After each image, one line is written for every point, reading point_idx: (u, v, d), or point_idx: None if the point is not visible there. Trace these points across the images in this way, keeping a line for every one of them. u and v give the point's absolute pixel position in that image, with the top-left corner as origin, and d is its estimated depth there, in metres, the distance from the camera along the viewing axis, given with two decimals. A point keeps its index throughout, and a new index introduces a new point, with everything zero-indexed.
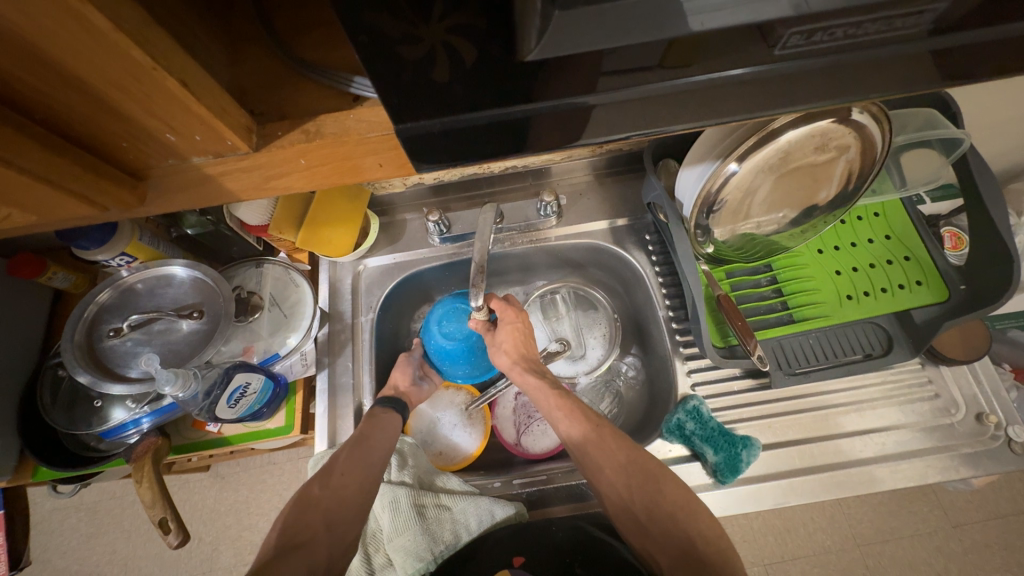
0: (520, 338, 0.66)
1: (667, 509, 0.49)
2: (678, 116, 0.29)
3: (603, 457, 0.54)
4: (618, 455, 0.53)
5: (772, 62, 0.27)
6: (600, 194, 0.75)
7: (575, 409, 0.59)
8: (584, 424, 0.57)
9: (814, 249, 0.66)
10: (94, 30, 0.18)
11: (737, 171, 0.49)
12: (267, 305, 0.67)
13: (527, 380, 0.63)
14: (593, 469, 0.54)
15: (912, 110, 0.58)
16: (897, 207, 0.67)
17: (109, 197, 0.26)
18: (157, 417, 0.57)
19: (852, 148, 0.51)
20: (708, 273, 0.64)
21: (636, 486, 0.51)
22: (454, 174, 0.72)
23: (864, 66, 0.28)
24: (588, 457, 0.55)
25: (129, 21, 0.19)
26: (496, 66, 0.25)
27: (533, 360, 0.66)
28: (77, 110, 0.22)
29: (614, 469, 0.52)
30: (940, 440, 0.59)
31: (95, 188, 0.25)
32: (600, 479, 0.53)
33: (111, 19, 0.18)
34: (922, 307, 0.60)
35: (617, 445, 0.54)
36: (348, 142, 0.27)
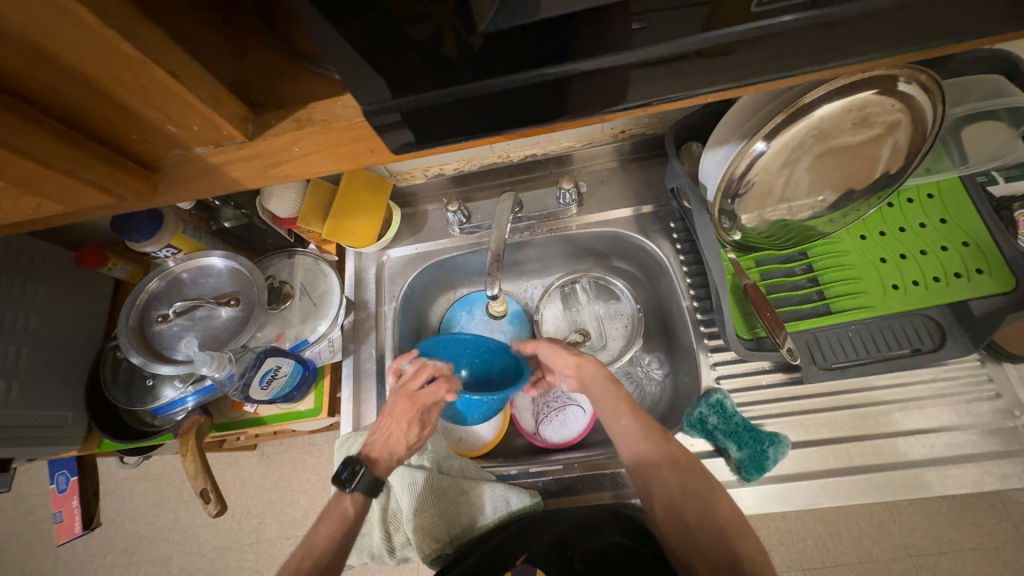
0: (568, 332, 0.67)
1: (717, 520, 0.48)
2: (688, 82, 0.28)
3: (660, 459, 0.52)
4: (676, 456, 0.52)
5: (749, 22, 0.25)
6: (623, 181, 0.73)
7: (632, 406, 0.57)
8: (645, 427, 0.54)
9: (856, 235, 0.61)
10: (85, 28, 0.19)
11: (765, 151, 0.46)
12: (298, 294, 0.71)
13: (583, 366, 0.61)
14: (644, 468, 0.52)
15: (975, 78, 0.53)
16: (960, 186, 0.60)
17: (127, 189, 0.28)
18: (201, 397, 0.62)
19: (899, 122, 0.46)
20: (734, 261, 0.61)
21: (689, 491, 0.50)
22: (474, 164, 0.73)
23: (896, 18, 0.25)
24: (644, 455, 0.53)
25: (116, 16, 0.20)
26: (499, 38, 0.24)
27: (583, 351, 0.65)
28: (86, 104, 0.24)
29: (671, 474, 0.51)
30: (1001, 444, 0.54)
31: (110, 179, 0.27)
32: (654, 479, 0.52)
33: (100, 14, 0.19)
34: (983, 299, 0.55)
35: (678, 450, 0.53)
36: (337, 129, 0.28)
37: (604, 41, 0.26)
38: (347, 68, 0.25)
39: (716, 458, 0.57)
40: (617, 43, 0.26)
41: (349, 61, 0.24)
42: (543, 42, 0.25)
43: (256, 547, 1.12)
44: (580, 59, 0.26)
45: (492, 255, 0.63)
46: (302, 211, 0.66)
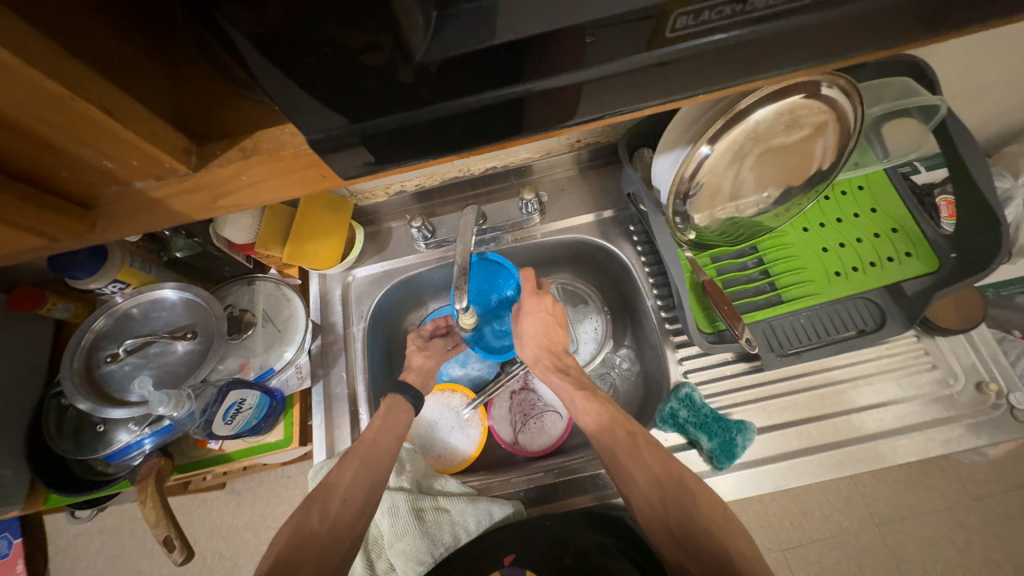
0: (550, 331, 0.67)
1: (703, 524, 0.48)
2: (619, 99, 0.29)
3: (637, 468, 0.53)
4: (652, 460, 0.53)
5: (669, 46, 0.27)
6: (583, 188, 0.75)
7: (606, 409, 0.59)
8: (613, 425, 0.57)
9: (799, 227, 0.66)
10: (3, 66, 0.19)
11: (710, 154, 0.49)
12: (260, 322, 0.68)
13: (552, 378, 0.64)
14: (624, 478, 0.53)
15: (887, 81, 0.57)
16: (881, 177, 0.66)
17: (58, 227, 0.27)
18: (159, 438, 0.59)
19: (826, 123, 0.50)
20: (691, 259, 0.64)
21: (669, 496, 0.51)
22: (436, 178, 0.73)
23: (812, 31, 0.28)
24: (619, 464, 0.54)
25: (35, 54, 0.19)
26: (447, 62, 0.25)
27: (559, 355, 0.67)
28: (8, 143, 0.23)
29: (648, 479, 0.52)
30: (942, 411, 0.58)
31: (40, 219, 0.26)
32: (636, 488, 0.53)
33: (19, 54, 0.19)
34: (913, 279, 0.59)
35: (649, 454, 0.54)
36: (286, 156, 0.28)
37: (551, 62, 0.27)
38: (294, 95, 0.24)
39: (689, 451, 0.59)
40: (555, 63, 0.27)
41: (299, 89, 0.24)
42: (494, 64, 0.26)
43: None
44: (524, 80, 0.27)
45: (458, 268, 0.63)
46: (259, 236, 0.65)
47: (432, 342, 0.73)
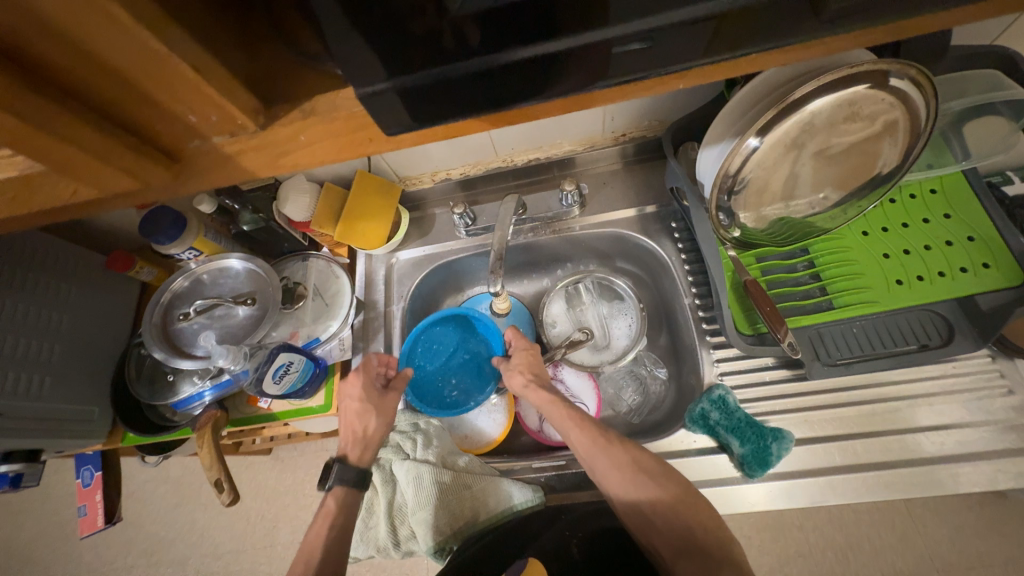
0: (533, 359, 0.65)
1: (674, 508, 0.50)
2: (657, 64, 0.28)
3: (612, 463, 0.54)
4: (625, 454, 0.54)
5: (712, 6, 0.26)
6: (625, 182, 0.75)
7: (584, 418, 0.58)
8: (594, 435, 0.56)
9: (858, 231, 0.61)
10: (114, 19, 0.22)
11: (758, 146, 0.47)
12: (311, 295, 0.74)
13: (542, 396, 0.61)
14: (603, 475, 0.54)
15: (969, 73, 0.52)
16: (961, 181, 0.60)
17: (150, 175, 0.30)
18: (218, 392, 0.64)
19: (893, 113, 0.46)
20: (733, 258, 0.61)
21: (636, 490, 0.52)
22: (480, 168, 0.77)
23: None
24: (594, 460, 0.55)
25: (141, 9, 0.23)
26: (494, 28, 0.26)
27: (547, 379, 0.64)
28: (116, 97, 0.27)
29: (623, 475, 0.53)
30: (1017, 442, 0.52)
31: (136, 164, 0.29)
32: (612, 487, 0.53)
33: (128, 8, 0.22)
34: (989, 294, 0.54)
35: (622, 449, 0.54)
36: (339, 118, 0.30)
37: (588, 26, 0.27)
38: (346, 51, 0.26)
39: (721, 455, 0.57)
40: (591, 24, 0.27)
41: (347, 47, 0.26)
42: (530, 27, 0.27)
43: (270, 550, 1.14)
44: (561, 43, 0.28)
45: (494, 254, 0.65)
46: (315, 215, 0.70)
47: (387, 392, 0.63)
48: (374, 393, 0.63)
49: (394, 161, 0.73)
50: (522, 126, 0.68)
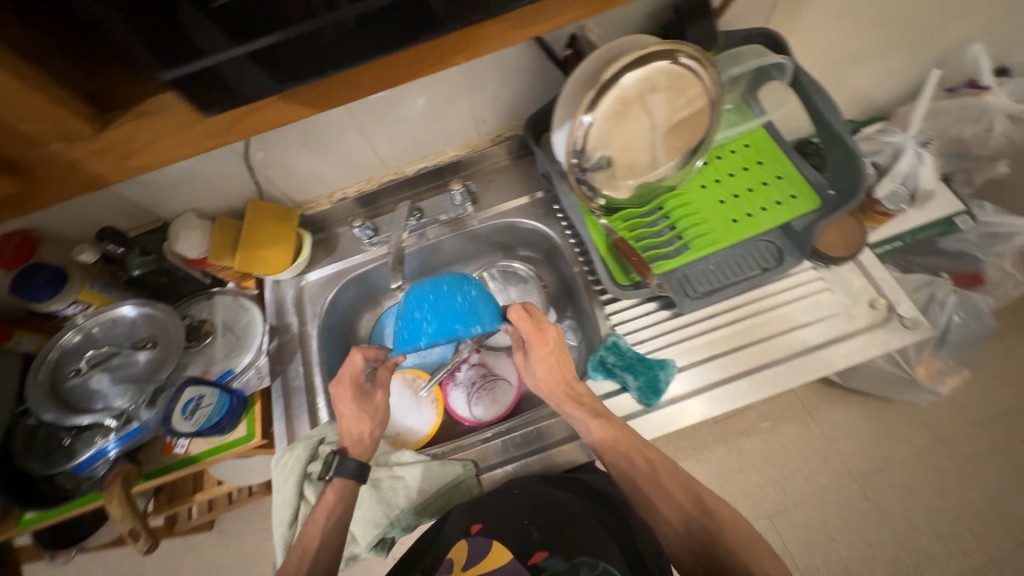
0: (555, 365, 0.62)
1: (726, 551, 0.51)
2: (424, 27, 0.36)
3: (664, 502, 0.56)
4: (677, 488, 0.57)
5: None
6: (508, 177, 0.83)
7: (626, 447, 0.57)
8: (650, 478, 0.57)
9: (698, 185, 0.72)
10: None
11: (592, 121, 0.56)
12: (220, 331, 0.73)
13: (569, 411, 0.60)
14: (633, 490, 0.57)
15: (745, 47, 0.66)
16: (762, 134, 0.74)
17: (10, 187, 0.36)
18: (124, 443, 0.61)
19: (687, 82, 0.57)
20: (604, 225, 0.70)
21: (664, 504, 0.56)
22: (374, 183, 0.81)
23: None
24: (645, 498, 0.57)
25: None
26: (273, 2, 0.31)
27: (571, 386, 0.62)
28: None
29: (656, 492, 0.56)
30: (841, 328, 0.64)
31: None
32: (638, 500, 0.57)
33: None
34: (800, 217, 0.67)
35: (672, 485, 0.57)
36: (164, 113, 0.37)
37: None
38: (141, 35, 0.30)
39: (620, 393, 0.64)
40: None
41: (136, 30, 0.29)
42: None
43: None
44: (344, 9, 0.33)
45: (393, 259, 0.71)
46: (211, 248, 0.70)
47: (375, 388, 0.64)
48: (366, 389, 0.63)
49: (286, 188, 0.76)
50: (403, 139, 0.74)
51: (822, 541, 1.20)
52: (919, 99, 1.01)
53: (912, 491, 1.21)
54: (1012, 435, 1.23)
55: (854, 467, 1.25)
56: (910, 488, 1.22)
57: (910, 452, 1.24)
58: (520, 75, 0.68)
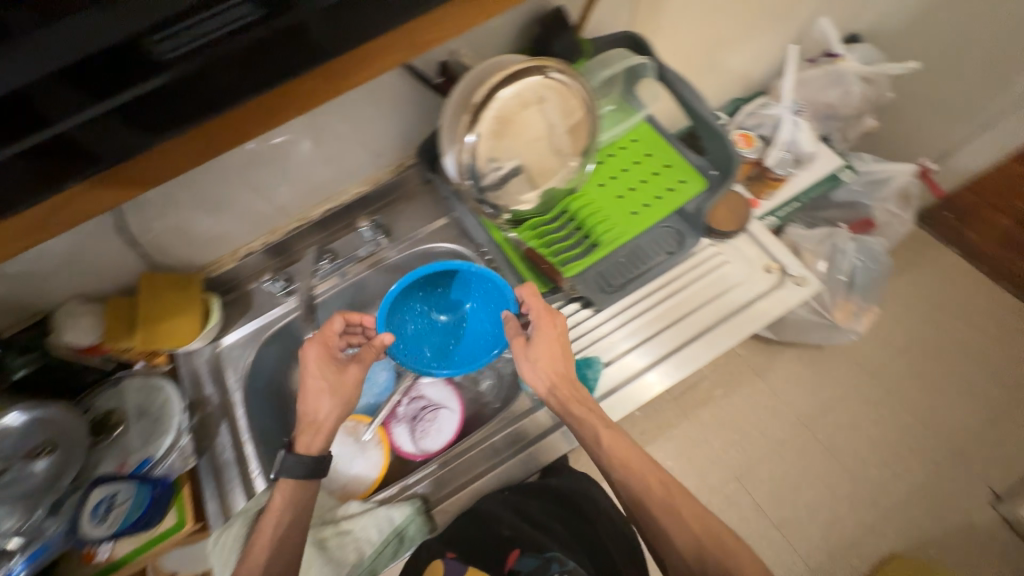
0: (557, 358, 0.62)
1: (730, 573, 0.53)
2: (242, 84, 0.37)
3: (670, 523, 0.57)
4: (690, 514, 0.58)
5: (253, 36, 0.35)
6: (417, 207, 0.84)
7: (638, 465, 0.59)
8: (665, 505, 0.58)
9: (597, 184, 0.76)
10: None
11: (476, 139, 0.59)
12: (132, 418, 0.68)
13: (573, 411, 0.60)
14: (642, 515, 0.58)
15: (611, 51, 0.71)
16: (647, 127, 0.79)
17: None
18: (29, 566, 0.56)
19: (560, 91, 0.60)
20: (512, 238, 0.72)
21: (676, 532, 0.56)
22: (279, 233, 0.79)
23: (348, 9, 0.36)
24: (657, 522, 0.57)
25: None
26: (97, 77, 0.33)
27: (572, 383, 0.62)
28: None
29: (664, 515, 0.57)
30: (744, 295, 0.71)
31: None
32: (649, 526, 0.58)
33: None
34: (692, 200, 0.71)
35: (688, 513, 0.58)
36: None
37: (171, 54, 0.34)
38: None
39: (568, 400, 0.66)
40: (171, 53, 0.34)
41: None
42: (126, 66, 0.34)
43: None
44: (160, 72, 0.34)
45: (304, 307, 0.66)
46: (105, 333, 0.65)
47: (346, 369, 0.62)
48: (337, 369, 0.62)
49: (183, 254, 0.72)
50: (299, 185, 0.73)
51: (786, 490, 1.27)
52: (787, 72, 1.11)
53: (854, 426, 1.31)
54: (925, 356, 1.37)
55: (801, 414, 1.34)
56: (851, 423, 1.32)
57: (845, 391, 1.35)
58: (403, 105, 0.69)
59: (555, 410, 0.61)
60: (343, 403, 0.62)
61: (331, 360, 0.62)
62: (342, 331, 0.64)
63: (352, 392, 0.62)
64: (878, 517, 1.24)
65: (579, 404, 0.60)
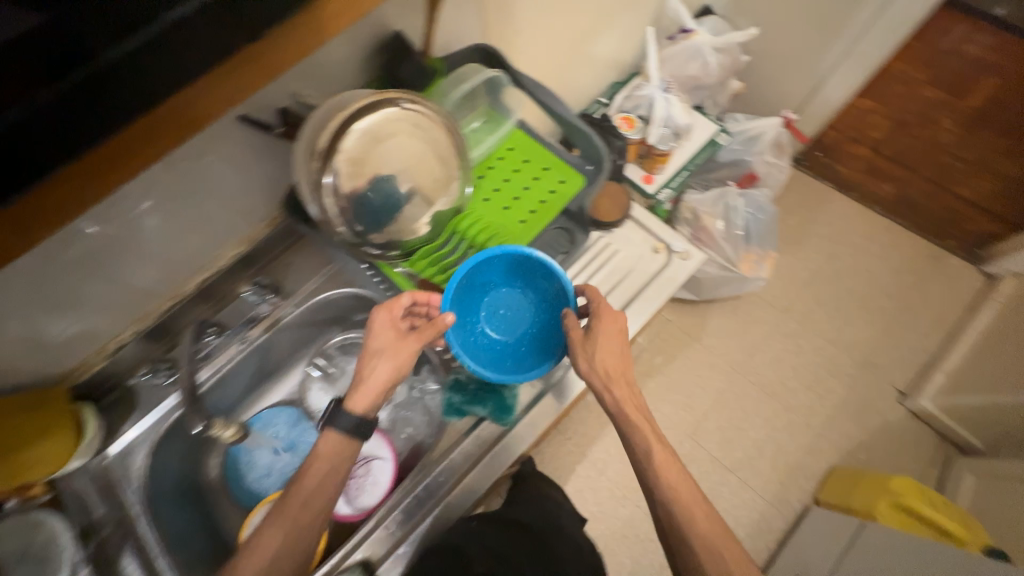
0: (616, 356, 0.65)
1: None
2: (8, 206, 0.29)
3: (698, 527, 0.60)
4: (705, 523, 0.60)
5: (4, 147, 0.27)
6: (304, 257, 0.79)
7: (680, 477, 0.63)
8: (689, 509, 0.60)
9: (482, 200, 0.75)
10: None
11: (332, 181, 0.57)
12: (10, 566, 0.58)
13: (626, 404, 0.64)
14: (678, 519, 0.60)
15: (464, 67, 0.71)
16: (519, 133, 0.79)
17: None
18: None
19: (410, 121, 0.60)
20: (404, 272, 0.71)
21: (705, 553, 0.58)
22: (150, 318, 0.70)
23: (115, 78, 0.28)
24: (681, 538, 0.60)
25: None
26: None
27: (625, 377, 0.65)
28: None
29: (700, 522, 0.60)
30: (637, 280, 0.75)
31: None
32: (676, 538, 0.60)
33: None
34: (574, 199, 0.73)
35: (718, 532, 0.60)
36: None
37: None
38: None
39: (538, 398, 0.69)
40: None
41: None
42: None
43: None
44: None
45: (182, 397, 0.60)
46: None
47: (410, 334, 0.62)
48: (397, 335, 0.62)
49: (32, 368, 0.62)
50: (157, 264, 0.65)
51: (734, 435, 1.36)
52: (649, 53, 1.16)
53: (779, 361, 1.43)
54: (824, 284, 1.52)
55: (734, 362, 1.44)
56: (777, 359, 1.44)
57: (766, 331, 1.46)
58: (256, 159, 0.64)
59: (608, 404, 0.65)
60: (401, 370, 0.61)
61: (397, 329, 0.63)
62: (407, 309, 0.65)
63: (405, 366, 0.61)
64: (814, 438, 1.36)
65: (633, 406, 0.65)
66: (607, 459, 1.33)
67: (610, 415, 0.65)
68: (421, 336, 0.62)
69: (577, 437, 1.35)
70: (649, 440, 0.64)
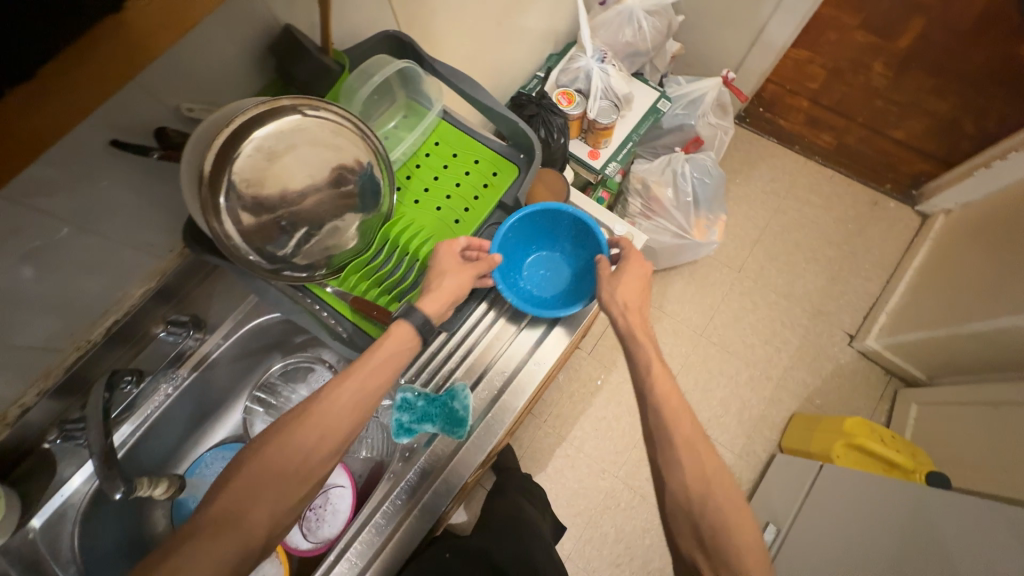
0: (639, 289, 0.70)
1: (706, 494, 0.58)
2: None
3: (685, 440, 0.61)
4: (691, 440, 0.61)
5: None
6: (227, 286, 0.73)
7: (678, 395, 0.64)
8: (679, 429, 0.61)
9: (411, 202, 0.70)
10: None
11: (228, 204, 0.51)
12: None
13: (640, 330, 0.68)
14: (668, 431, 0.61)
15: (375, 57, 0.64)
16: (446, 124, 0.73)
17: None
18: None
19: (312, 126, 0.54)
20: (335, 291, 0.65)
21: (687, 462, 0.60)
22: (53, 374, 0.62)
23: None
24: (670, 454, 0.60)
25: None
26: None
27: (641, 312, 0.70)
28: None
29: (693, 433, 0.62)
30: None
31: None
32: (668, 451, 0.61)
33: None
34: (507, 192, 0.71)
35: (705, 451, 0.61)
36: None
37: None
38: None
39: (549, 332, 0.71)
40: None
41: None
42: None
43: None
44: None
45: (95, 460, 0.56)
46: None
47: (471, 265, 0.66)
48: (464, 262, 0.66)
49: None
50: (44, 317, 0.56)
51: (702, 396, 1.41)
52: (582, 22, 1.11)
53: (738, 319, 1.47)
54: (774, 240, 1.55)
55: (696, 325, 1.47)
56: (736, 318, 1.48)
57: (725, 292, 1.50)
58: (144, 191, 0.57)
59: (621, 329, 0.69)
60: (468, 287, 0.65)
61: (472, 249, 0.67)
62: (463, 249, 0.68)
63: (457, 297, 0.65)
64: (775, 390, 1.41)
65: (645, 333, 0.68)
66: (584, 436, 1.34)
67: (621, 334, 0.69)
68: (478, 269, 0.67)
69: (551, 419, 1.36)
70: (652, 358, 0.67)
